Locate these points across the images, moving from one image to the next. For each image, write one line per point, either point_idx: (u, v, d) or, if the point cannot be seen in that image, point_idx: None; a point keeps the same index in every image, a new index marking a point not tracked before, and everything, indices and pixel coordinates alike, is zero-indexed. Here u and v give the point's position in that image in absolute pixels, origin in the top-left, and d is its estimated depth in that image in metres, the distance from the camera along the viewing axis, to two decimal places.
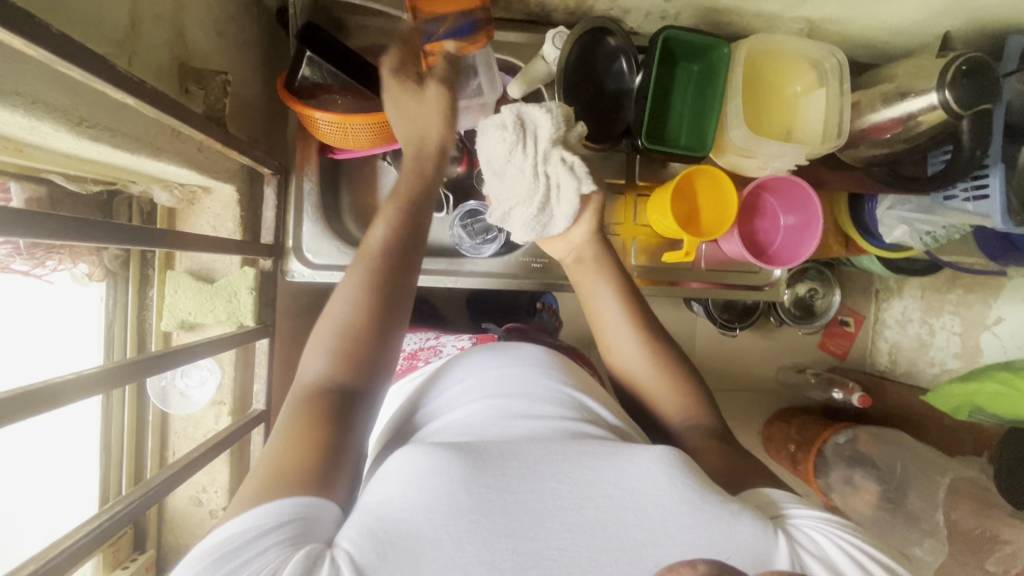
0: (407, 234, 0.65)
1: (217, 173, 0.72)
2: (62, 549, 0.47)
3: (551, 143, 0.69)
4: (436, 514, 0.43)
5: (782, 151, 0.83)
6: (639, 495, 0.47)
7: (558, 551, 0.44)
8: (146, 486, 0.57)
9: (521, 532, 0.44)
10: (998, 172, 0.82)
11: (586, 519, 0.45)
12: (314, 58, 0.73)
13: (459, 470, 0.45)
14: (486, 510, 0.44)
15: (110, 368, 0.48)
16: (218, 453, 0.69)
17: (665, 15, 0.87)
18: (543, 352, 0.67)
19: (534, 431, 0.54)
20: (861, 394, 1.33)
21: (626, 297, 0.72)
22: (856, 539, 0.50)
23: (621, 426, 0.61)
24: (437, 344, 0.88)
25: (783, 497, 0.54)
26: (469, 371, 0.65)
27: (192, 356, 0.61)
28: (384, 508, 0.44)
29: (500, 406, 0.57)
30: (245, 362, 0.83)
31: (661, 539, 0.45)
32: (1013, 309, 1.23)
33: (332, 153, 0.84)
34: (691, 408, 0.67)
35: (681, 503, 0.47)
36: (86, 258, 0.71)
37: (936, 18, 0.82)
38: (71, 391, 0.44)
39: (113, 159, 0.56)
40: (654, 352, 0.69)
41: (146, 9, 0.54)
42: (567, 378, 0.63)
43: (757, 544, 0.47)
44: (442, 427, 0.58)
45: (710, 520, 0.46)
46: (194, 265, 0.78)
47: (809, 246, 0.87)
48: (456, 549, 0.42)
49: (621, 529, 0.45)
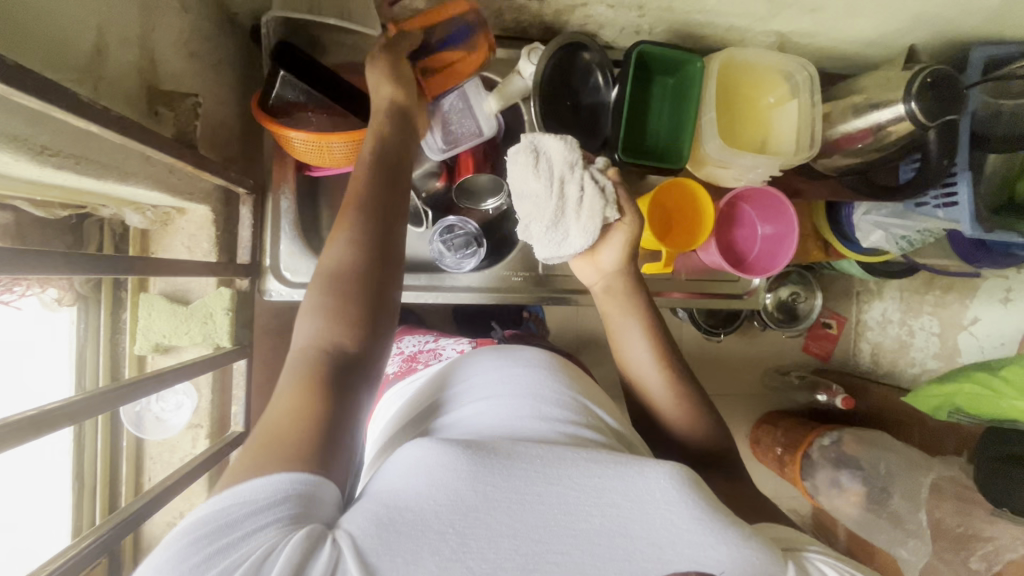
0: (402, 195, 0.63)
1: (191, 194, 0.71)
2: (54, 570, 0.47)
3: (572, 168, 0.69)
4: (440, 509, 0.43)
5: (756, 163, 0.84)
6: (648, 507, 0.46)
7: (562, 557, 0.43)
8: (120, 515, 0.55)
9: (526, 534, 0.43)
10: (966, 180, 0.84)
11: (591, 526, 0.45)
12: (290, 77, 0.73)
13: (468, 467, 0.45)
14: (491, 509, 0.44)
15: (80, 400, 0.47)
16: (195, 477, 0.67)
17: (639, 30, 0.87)
18: (550, 354, 0.66)
19: (542, 432, 0.54)
20: (844, 397, 1.38)
21: (653, 331, 0.71)
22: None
23: (621, 429, 0.62)
24: (436, 347, 0.87)
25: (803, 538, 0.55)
26: (479, 366, 0.64)
27: (166, 382, 0.60)
28: (391, 500, 0.44)
29: (510, 406, 0.57)
30: (222, 383, 0.81)
31: (666, 554, 0.45)
32: (987, 310, 1.34)
33: (308, 170, 0.84)
34: (708, 443, 0.67)
35: (691, 520, 0.46)
36: (55, 283, 0.69)
37: (902, 31, 0.84)
38: (48, 421, 0.44)
39: (80, 184, 0.55)
40: (668, 370, 0.69)
41: (111, 33, 0.53)
42: (578, 383, 0.62)
43: (759, 568, 0.47)
44: (449, 425, 0.58)
45: (717, 539, 0.46)
46: (168, 286, 0.76)
47: (785, 256, 0.89)
48: (459, 544, 0.42)
49: (625, 539, 0.45)
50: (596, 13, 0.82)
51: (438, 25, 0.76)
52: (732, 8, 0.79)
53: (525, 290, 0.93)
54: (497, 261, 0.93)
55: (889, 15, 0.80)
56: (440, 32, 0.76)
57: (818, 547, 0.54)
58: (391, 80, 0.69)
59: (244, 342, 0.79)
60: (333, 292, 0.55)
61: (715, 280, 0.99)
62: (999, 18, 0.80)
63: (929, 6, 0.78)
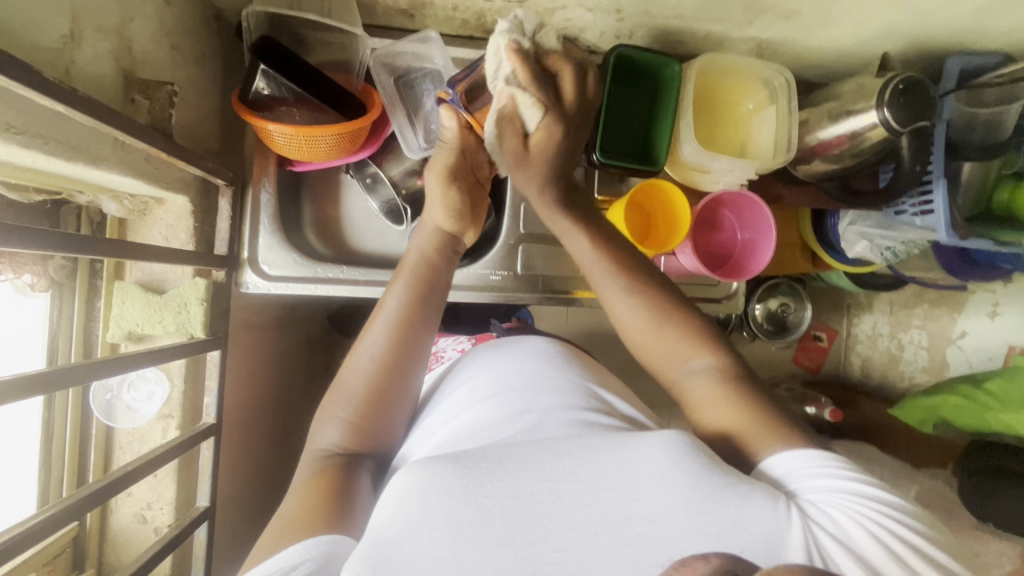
0: (421, 272, 0.71)
1: (168, 183, 0.71)
2: (10, 537, 0.47)
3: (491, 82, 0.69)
4: (435, 528, 0.47)
5: (732, 166, 0.85)
6: (641, 488, 0.49)
7: (560, 554, 0.47)
8: (78, 494, 0.55)
9: (522, 538, 0.47)
10: (942, 188, 0.84)
11: (587, 516, 0.48)
12: (268, 71, 0.72)
13: (457, 482, 0.49)
14: (486, 521, 0.48)
15: (49, 373, 0.48)
16: (160, 465, 0.67)
17: (619, 34, 0.89)
18: (550, 344, 0.72)
19: (540, 430, 0.57)
20: (832, 408, 1.37)
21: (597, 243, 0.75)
22: (865, 506, 0.51)
23: (639, 419, 0.67)
24: (438, 350, 0.93)
25: (794, 474, 0.56)
26: (489, 367, 0.68)
27: (130, 367, 0.60)
28: (382, 529, 0.47)
29: (506, 406, 0.60)
30: (196, 374, 0.81)
31: (665, 530, 0.48)
32: (974, 323, 1.30)
33: (291, 166, 0.85)
34: (698, 349, 0.69)
35: (686, 490, 0.49)
36: (30, 268, 0.70)
37: (876, 40, 0.86)
38: (9, 392, 0.44)
39: (48, 165, 0.56)
40: (648, 302, 0.72)
41: (87, 20, 0.55)
42: (583, 371, 0.68)
43: (767, 528, 0.49)
44: (455, 428, 0.61)
45: (715, 506, 0.49)
46: (144, 276, 0.77)
47: (763, 259, 0.88)
48: (458, 560, 0.46)
49: (623, 523, 0.48)
50: (575, 17, 0.83)
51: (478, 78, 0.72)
52: (707, 13, 0.81)
53: (503, 291, 0.93)
54: (478, 260, 0.93)
55: (862, 24, 0.81)
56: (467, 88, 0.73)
57: (817, 480, 0.54)
58: (447, 209, 0.74)
59: (218, 333, 0.79)
60: (354, 405, 0.64)
61: (700, 283, 0.98)
62: (972, 28, 0.82)
63: (901, 15, 0.79)
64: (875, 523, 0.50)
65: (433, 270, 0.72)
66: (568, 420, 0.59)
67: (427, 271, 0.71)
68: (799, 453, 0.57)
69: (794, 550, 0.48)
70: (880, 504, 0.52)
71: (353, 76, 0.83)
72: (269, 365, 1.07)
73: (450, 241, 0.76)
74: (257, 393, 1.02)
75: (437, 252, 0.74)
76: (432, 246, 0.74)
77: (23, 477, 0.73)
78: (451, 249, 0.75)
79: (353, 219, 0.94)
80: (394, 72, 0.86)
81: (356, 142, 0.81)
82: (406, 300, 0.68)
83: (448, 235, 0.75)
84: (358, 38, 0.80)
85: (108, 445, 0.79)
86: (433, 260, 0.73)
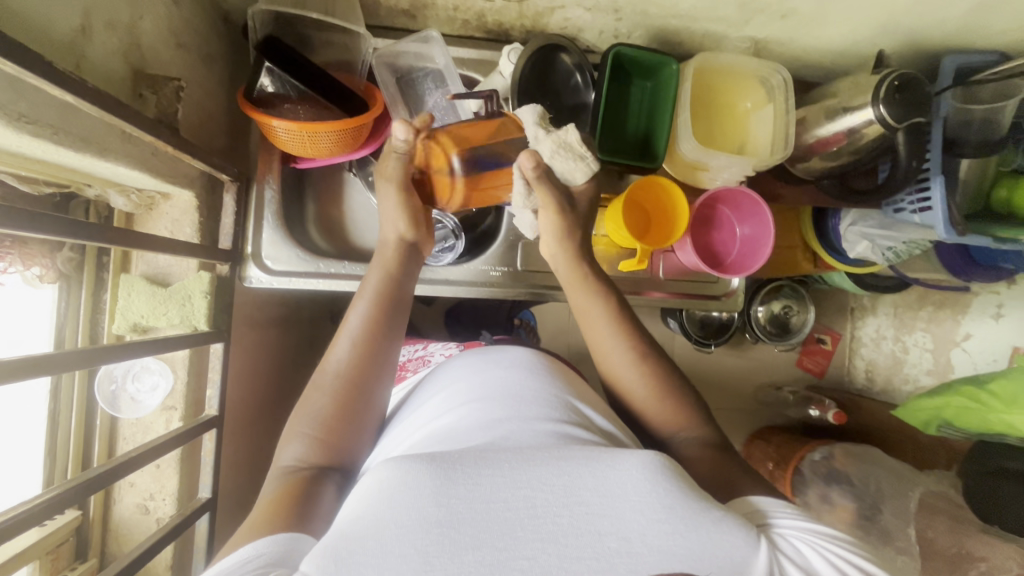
0: (383, 288, 0.72)
1: (174, 178, 0.73)
2: (15, 513, 0.48)
3: (543, 131, 0.72)
4: (402, 528, 0.47)
5: (729, 163, 0.86)
6: (616, 505, 0.50)
7: (528, 562, 0.47)
8: (83, 476, 0.56)
9: (491, 544, 0.47)
10: (939, 183, 0.85)
11: (559, 527, 0.49)
12: (273, 68, 0.74)
13: (430, 482, 0.49)
14: (455, 523, 0.48)
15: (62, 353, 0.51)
16: (163, 454, 0.68)
17: (617, 34, 0.90)
18: (533, 357, 0.73)
19: (514, 437, 0.58)
20: (835, 411, 1.35)
21: (612, 305, 0.77)
22: (840, 547, 0.57)
23: (612, 430, 0.67)
24: (426, 354, 0.94)
25: (773, 506, 0.60)
26: (470, 375, 0.70)
27: (134, 353, 0.62)
28: (349, 528, 0.48)
29: (480, 415, 0.61)
30: (199, 366, 0.82)
31: (636, 547, 0.49)
32: (978, 325, 1.29)
33: (295, 162, 0.87)
34: (687, 420, 0.73)
35: (661, 510, 0.50)
36: (38, 260, 0.71)
37: (872, 38, 0.86)
38: (20, 368, 0.46)
39: (57, 156, 0.58)
40: (647, 365, 0.74)
41: (97, 16, 0.57)
42: (565, 384, 0.69)
43: (732, 553, 0.51)
44: (434, 436, 0.62)
45: (687, 528, 0.50)
46: (150, 268, 0.78)
47: (759, 257, 0.89)
48: (423, 560, 0.46)
49: (594, 535, 0.49)
50: (574, 17, 0.84)
51: (490, 146, 0.76)
52: (703, 13, 0.82)
53: (504, 286, 0.94)
54: (477, 256, 0.94)
55: (858, 22, 0.82)
56: (478, 151, 0.76)
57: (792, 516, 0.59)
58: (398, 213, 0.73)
59: (221, 326, 0.81)
60: (320, 426, 0.65)
61: (696, 280, 1.00)
62: (968, 26, 0.82)
63: (896, 13, 0.80)
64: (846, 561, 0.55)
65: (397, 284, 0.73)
66: (544, 431, 0.59)
67: (390, 286, 0.73)
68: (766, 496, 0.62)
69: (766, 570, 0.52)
70: (829, 533, 0.58)
71: (355, 75, 0.84)
72: (272, 362, 1.09)
73: (409, 248, 0.75)
74: (260, 391, 1.04)
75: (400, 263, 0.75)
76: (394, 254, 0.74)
77: (28, 466, 0.74)
78: (410, 253, 0.75)
79: (355, 217, 0.95)
80: (396, 72, 0.88)
81: (358, 139, 0.82)
82: (371, 309, 0.70)
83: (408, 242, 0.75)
84: (360, 36, 0.82)
85: (111, 437, 0.79)
86: (394, 272, 0.74)
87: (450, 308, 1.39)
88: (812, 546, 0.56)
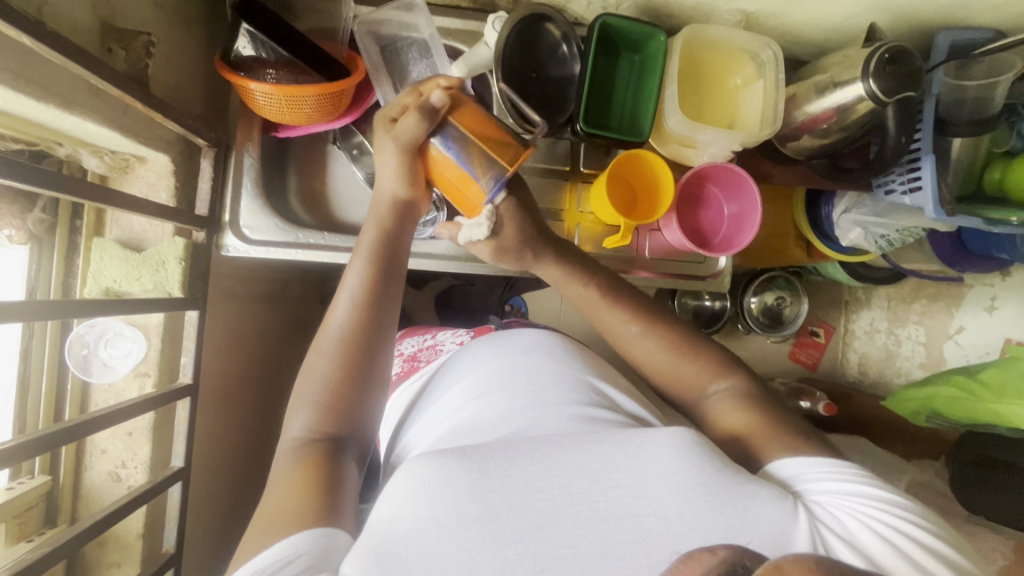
0: (381, 254, 0.70)
1: (149, 140, 0.72)
2: None
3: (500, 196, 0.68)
4: (442, 525, 0.47)
5: (717, 137, 0.84)
6: (651, 485, 0.50)
7: (571, 550, 0.47)
8: (61, 425, 0.57)
9: (532, 535, 0.48)
10: (930, 164, 0.83)
11: (597, 512, 0.49)
12: (253, 32, 0.74)
13: (464, 477, 0.50)
14: (494, 517, 0.48)
15: (28, 303, 0.50)
16: (132, 416, 0.67)
17: (605, 5, 0.88)
18: (550, 338, 0.73)
19: (540, 425, 0.58)
20: (825, 402, 1.34)
21: (619, 304, 0.78)
22: (880, 510, 0.53)
23: (639, 414, 0.67)
24: (436, 342, 0.90)
25: (797, 472, 0.58)
26: (490, 361, 0.70)
27: (97, 311, 0.60)
28: (387, 528, 0.48)
29: (506, 404, 0.61)
30: (173, 335, 0.80)
31: (676, 527, 0.49)
32: (973, 317, 1.27)
33: (275, 131, 0.85)
34: (715, 373, 0.72)
35: (696, 487, 0.50)
36: (9, 221, 0.70)
37: (864, 12, 0.84)
38: None
39: (17, 106, 0.57)
40: (670, 341, 0.75)
41: None
42: (586, 367, 0.69)
43: (775, 525, 0.50)
44: (461, 425, 0.62)
45: (724, 505, 0.50)
46: (124, 233, 0.77)
47: (746, 234, 0.87)
48: (466, 557, 0.46)
49: (633, 519, 0.49)
50: None
51: (472, 138, 0.66)
52: None
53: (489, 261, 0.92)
54: None
55: None
56: (462, 136, 0.66)
57: (823, 480, 0.57)
58: (391, 174, 0.69)
59: (197, 294, 0.80)
60: (329, 400, 0.64)
61: (685, 260, 0.98)
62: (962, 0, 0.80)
63: None
64: (886, 526, 0.52)
65: (393, 257, 0.71)
66: (570, 415, 0.60)
67: (383, 250, 0.70)
68: (792, 459, 0.60)
69: (799, 539, 0.50)
70: (870, 496, 0.55)
71: (337, 42, 0.83)
72: (255, 340, 1.07)
73: (402, 209, 0.72)
74: (241, 368, 1.03)
75: (395, 228, 0.72)
76: (387, 219, 0.71)
77: None
78: (404, 215, 0.73)
79: (338, 190, 0.93)
80: (379, 41, 0.85)
81: (339, 104, 0.80)
82: (366, 272, 0.69)
83: (397, 204, 0.72)
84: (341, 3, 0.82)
85: (83, 403, 0.78)
86: (388, 233, 0.71)
87: (440, 294, 1.37)
88: (845, 511, 0.53)
